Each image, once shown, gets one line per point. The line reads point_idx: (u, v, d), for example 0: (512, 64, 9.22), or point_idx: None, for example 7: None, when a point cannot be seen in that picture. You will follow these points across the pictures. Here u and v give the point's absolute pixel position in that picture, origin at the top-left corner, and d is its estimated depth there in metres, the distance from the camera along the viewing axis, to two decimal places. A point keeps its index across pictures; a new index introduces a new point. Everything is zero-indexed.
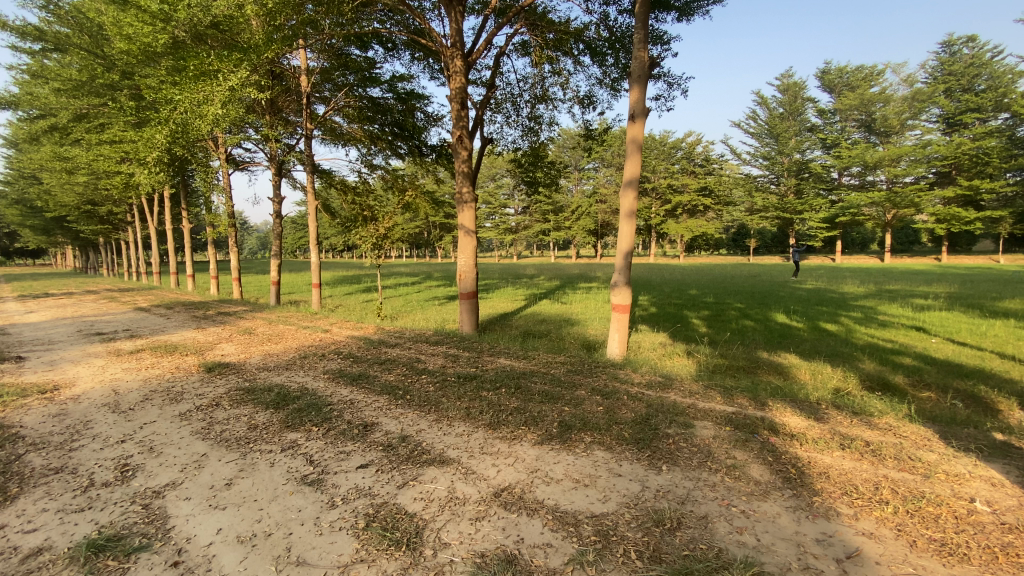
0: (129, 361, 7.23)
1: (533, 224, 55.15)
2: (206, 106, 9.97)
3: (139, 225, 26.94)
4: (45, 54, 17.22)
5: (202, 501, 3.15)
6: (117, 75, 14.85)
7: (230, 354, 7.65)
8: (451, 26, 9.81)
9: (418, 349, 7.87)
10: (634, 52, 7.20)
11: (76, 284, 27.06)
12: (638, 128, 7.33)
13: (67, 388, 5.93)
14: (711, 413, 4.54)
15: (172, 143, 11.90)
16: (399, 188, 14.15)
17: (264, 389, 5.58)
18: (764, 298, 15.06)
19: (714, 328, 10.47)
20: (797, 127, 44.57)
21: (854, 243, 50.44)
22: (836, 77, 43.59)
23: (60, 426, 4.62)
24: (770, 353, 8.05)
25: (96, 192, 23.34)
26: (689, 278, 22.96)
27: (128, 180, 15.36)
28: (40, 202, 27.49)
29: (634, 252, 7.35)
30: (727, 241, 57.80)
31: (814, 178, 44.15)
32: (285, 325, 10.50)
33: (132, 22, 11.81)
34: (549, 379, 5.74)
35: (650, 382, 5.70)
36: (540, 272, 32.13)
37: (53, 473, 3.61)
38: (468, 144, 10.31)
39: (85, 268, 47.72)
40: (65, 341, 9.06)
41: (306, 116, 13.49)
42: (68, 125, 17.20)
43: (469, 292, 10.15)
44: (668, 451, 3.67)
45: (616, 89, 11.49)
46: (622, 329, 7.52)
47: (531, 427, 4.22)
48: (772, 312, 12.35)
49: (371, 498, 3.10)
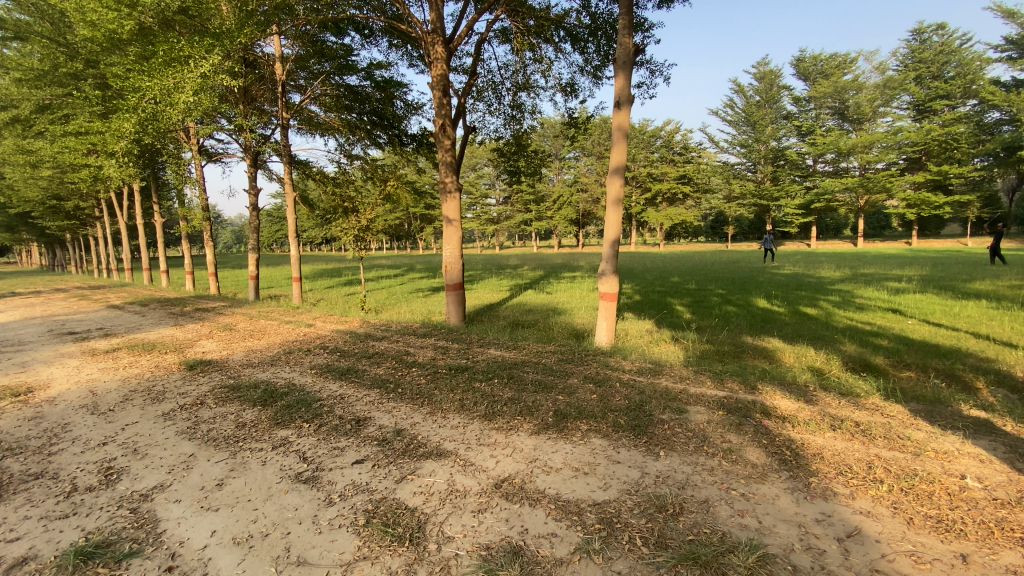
0: (105, 361, 6.99)
1: (514, 214, 55.05)
2: (177, 94, 9.58)
3: (108, 220, 26.01)
4: (6, 43, 16.20)
5: (193, 503, 3.05)
6: (81, 64, 14.32)
7: (212, 351, 7.45)
8: (432, 12, 9.60)
9: (406, 341, 7.78)
10: (619, 39, 7.15)
11: (42, 282, 26.09)
12: (623, 115, 7.30)
13: (42, 389, 5.70)
14: (703, 397, 4.58)
15: (142, 133, 11.43)
16: (379, 179, 13.89)
17: (250, 386, 5.45)
18: (745, 284, 15.32)
19: (698, 314, 10.63)
20: (773, 114, 45.18)
21: (828, 229, 51.65)
22: (810, 65, 44.16)
23: (37, 429, 4.43)
24: (755, 338, 8.17)
25: (62, 186, 22.40)
26: (671, 266, 23.20)
27: (96, 174, 14.81)
28: (2, 197, 26.33)
29: (620, 240, 7.34)
30: (706, 229, 58.65)
31: (790, 165, 44.93)
32: (266, 321, 10.28)
33: (95, 8, 11.28)
34: (541, 368, 5.73)
35: (641, 368, 5.74)
36: (523, 262, 32.21)
37: (33, 479, 3.46)
38: (451, 132, 10.14)
39: (51, 267, 46.00)
40: (35, 342, 8.73)
41: (281, 105, 13.09)
42: (29, 117, 16.43)
43: (456, 283, 10.09)
44: (664, 437, 3.69)
45: (598, 77, 11.42)
46: (610, 317, 7.53)
47: (526, 417, 4.20)
48: (753, 297, 12.56)
49: (370, 494, 3.04)
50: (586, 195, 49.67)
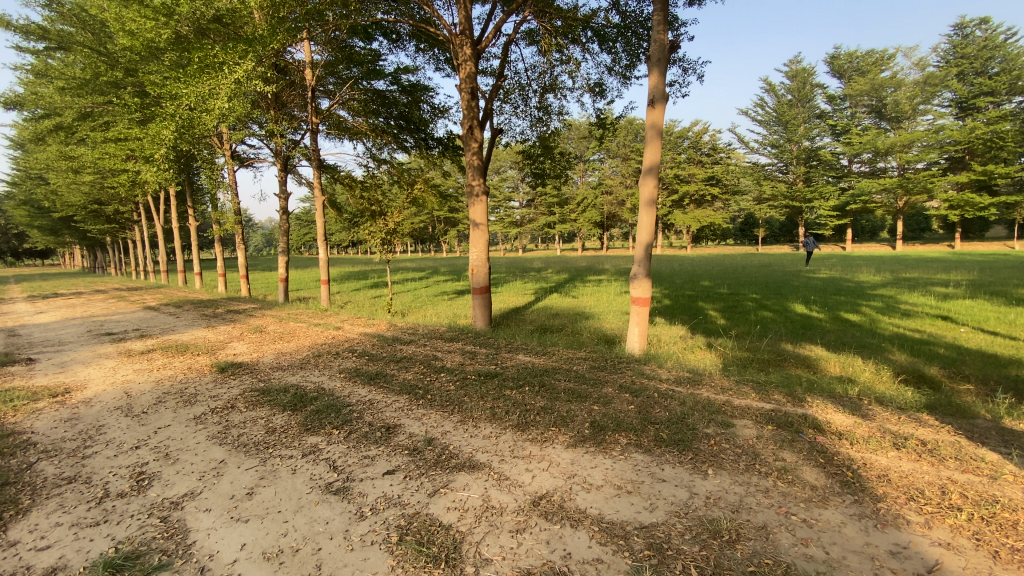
0: (140, 362, 7.09)
1: (537, 217, 54.86)
2: (212, 100, 9.77)
3: (145, 223, 26.88)
4: (50, 54, 16.86)
5: (223, 513, 2.97)
6: (120, 72, 14.82)
7: (242, 353, 7.49)
8: (460, 13, 9.54)
9: (434, 345, 7.68)
10: (653, 35, 6.93)
11: (85, 283, 27.15)
12: (658, 113, 7.08)
13: (79, 390, 5.78)
14: (750, 410, 4.33)
15: (179, 140, 11.69)
16: (406, 183, 13.93)
17: (280, 390, 5.41)
18: (780, 288, 14.78)
19: (733, 319, 10.26)
20: (805, 113, 43.93)
21: (864, 231, 49.89)
22: (846, 62, 42.69)
23: (73, 431, 4.47)
24: (794, 346, 7.80)
25: (102, 192, 23.23)
26: (700, 270, 22.63)
27: (134, 179, 15.25)
28: (48, 202, 27.49)
29: (654, 243, 7.10)
30: (734, 231, 57.48)
31: (824, 166, 43.49)
32: (295, 323, 10.35)
33: (134, 18, 11.63)
34: (573, 376, 5.53)
35: (679, 378, 5.48)
36: (548, 265, 32.11)
37: (66, 483, 3.45)
38: (479, 135, 10.00)
39: (93, 268, 47.98)
40: (75, 342, 8.96)
41: (311, 111, 13.25)
42: (72, 124, 17.07)
43: (482, 286, 9.96)
44: (712, 454, 3.45)
45: (627, 77, 11.19)
46: (643, 323, 7.28)
47: (561, 428, 4.02)
48: (790, 302, 12.07)
49: (402, 508, 2.92)
50: (611, 198, 49.12)
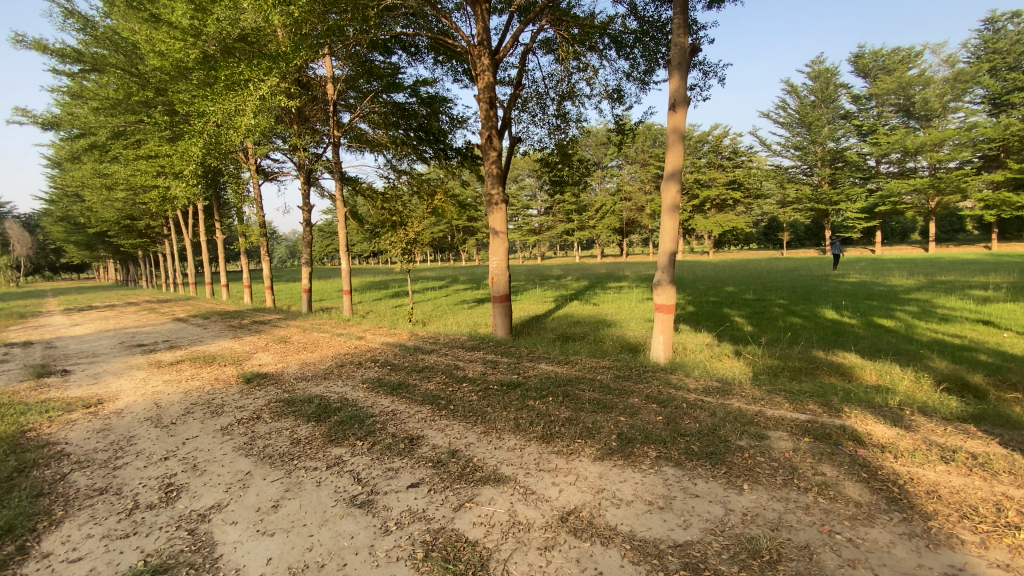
0: (170, 373, 7.23)
1: (556, 224, 54.76)
2: (239, 117, 10.00)
3: (174, 237, 27.69)
4: (85, 76, 17.55)
5: (249, 526, 2.96)
6: (152, 92, 15.34)
7: (268, 364, 7.58)
8: (478, 24, 9.60)
9: (455, 355, 7.65)
10: (674, 39, 6.86)
11: (119, 296, 28.07)
12: (679, 118, 6.98)
13: (111, 402, 5.90)
14: (784, 421, 4.16)
15: (207, 156, 12.00)
16: (426, 193, 14.04)
17: (304, 401, 5.44)
18: (808, 293, 14.37)
19: (760, 326, 10.00)
20: (829, 114, 43.19)
21: (894, 234, 48.42)
22: (870, 62, 41.89)
23: (105, 442, 4.56)
24: (827, 353, 7.53)
25: (134, 207, 24.02)
26: (724, 275, 22.22)
27: (165, 194, 15.72)
28: (83, 218, 28.57)
29: (678, 249, 6.96)
30: (758, 236, 56.52)
31: (850, 167, 42.44)
32: (319, 333, 10.46)
33: (163, 39, 12.04)
34: (597, 386, 5.41)
35: (707, 388, 5.31)
36: (568, 273, 31.96)
37: (97, 494, 3.50)
38: (498, 143, 10.00)
39: (126, 281, 49.71)
40: (108, 354, 9.20)
41: (332, 124, 13.48)
42: (106, 143, 17.71)
43: (502, 295, 9.91)
44: (746, 467, 3.32)
45: (646, 82, 11.09)
46: (668, 331, 7.12)
47: (587, 440, 3.92)
48: (820, 308, 11.72)
49: (427, 523, 2.86)
50: (630, 204, 48.78)
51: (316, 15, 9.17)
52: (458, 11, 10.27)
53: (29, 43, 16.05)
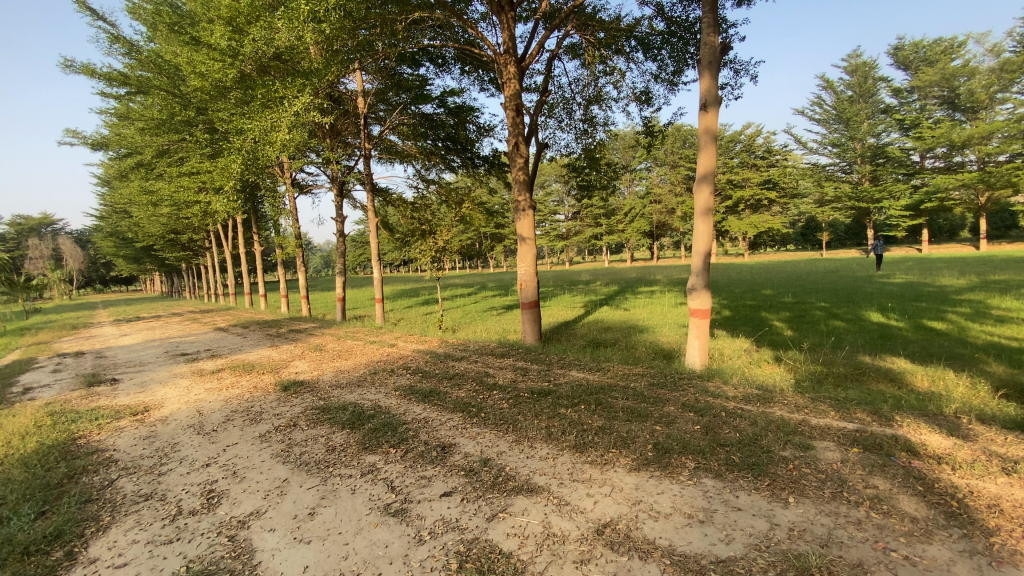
0: (211, 381, 7.48)
1: (584, 229, 54.42)
2: (275, 132, 10.36)
3: (215, 249, 28.84)
4: (131, 98, 18.50)
5: (286, 534, 3.01)
6: (193, 111, 16.06)
7: (304, 372, 7.75)
8: (504, 33, 9.67)
9: (485, 362, 7.65)
10: (703, 38, 6.73)
11: (165, 307, 29.37)
12: (711, 118, 6.83)
13: (156, 409, 6.14)
14: (830, 431, 3.97)
15: (245, 172, 12.45)
16: (454, 202, 14.19)
17: (339, 408, 5.52)
18: (851, 296, 13.76)
19: (801, 330, 9.63)
20: (869, 109, 41.89)
21: (941, 231, 46.07)
22: (911, 53, 40.33)
23: (151, 448, 4.73)
24: (874, 358, 7.18)
25: (177, 221, 25.14)
26: (760, 278, 21.58)
27: (206, 209, 16.39)
28: (132, 233, 30.08)
29: (712, 253, 6.79)
30: (794, 236, 54.77)
31: (892, 163, 40.66)
32: (352, 341, 10.66)
33: (203, 61, 12.59)
34: (631, 394, 5.29)
35: (747, 395, 5.12)
36: (598, 278, 31.71)
37: (143, 500, 3.63)
38: (525, 150, 9.99)
39: (170, 293, 52.03)
40: (154, 363, 9.60)
41: (363, 137, 13.79)
42: (152, 161, 18.61)
43: (531, 301, 9.88)
44: (791, 479, 3.17)
45: (674, 83, 10.93)
46: (703, 336, 6.93)
47: (622, 450, 3.83)
48: (864, 310, 11.21)
49: (460, 533, 2.84)
50: (660, 207, 48.07)
51: (347, 31, 9.32)
52: (484, 20, 10.37)
53: (81, 69, 17.01)
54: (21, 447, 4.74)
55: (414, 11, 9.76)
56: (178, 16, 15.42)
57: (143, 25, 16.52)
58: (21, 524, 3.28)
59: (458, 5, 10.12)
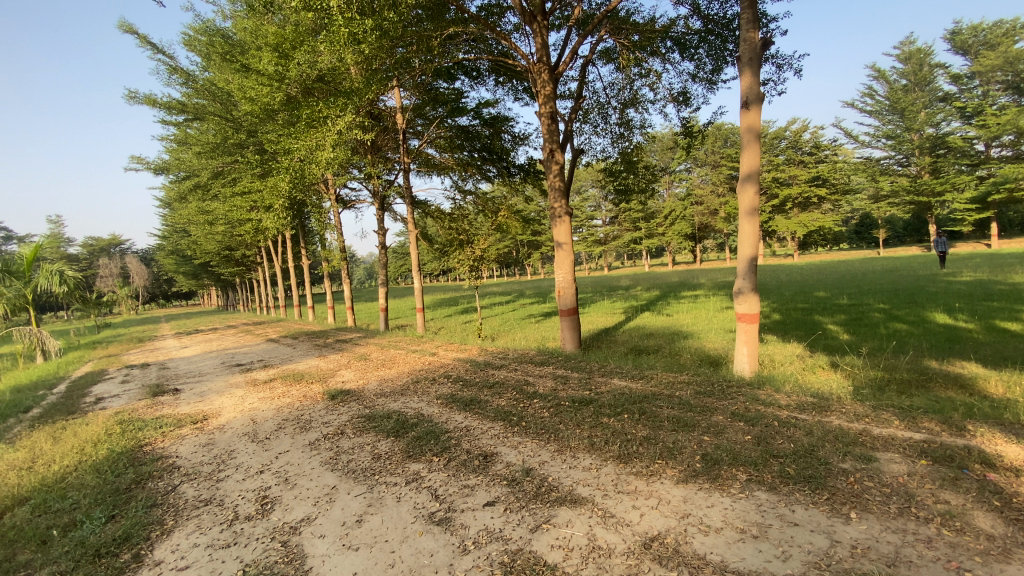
0: (264, 391, 7.80)
1: (622, 233, 53.76)
2: (320, 151, 10.81)
3: (266, 264, 30.26)
4: (189, 124, 19.73)
5: (336, 540, 3.09)
6: (244, 134, 16.99)
7: (350, 381, 7.98)
8: (537, 41, 9.73)
9: (525, 370, 7.63)
10: (743, 34, 6.56)
11: (221, 319, 31.00)
12: (753, 116, 6.62)
13: (214, 418, 6.46)
14: (894, 442, 3.72)
15: (293, 190, 13.02)
16: (491, 211, 14.36)
17: (384, 417, 5.63)
18: (913, 296, 12.92)
19: (859, 334, 9.12)
20: (926, 98, 39.55)
21: (1013, 225, 42.70)
22: (969, 37, 37.78)
23: (209, 455, 4.98)
24: (940, 363, 6.70)
25: (231, 239, 26.53)
26: (812, 279, 20.62)
27: (257, 226, 17.25)
28: (191, 251, 32.02)
29: (758, 254, 6.56)
30: (847, 235, 52.18)
31: (954, 153, 38.08)
32: (395, 350, 10.90)
33: (253, 86, 13.29)
34: (676, 403, 5.14)
35: (800, 404, 4.87)
36: (638, 282, 31.26)
37: (203, 505, 3.81)
38: (560, 157, 9.96)
39: (226, 306, 54.96)
40: (212, 373, 10.12)
41: (403, 152, 14.17)
42: (208, 182, 19.77)
43: (570, 308, 9.81)
44: (852, 494, 2.99)
45: (713, 82, 10.67)
46: (752, 342, 6.68)
47: (668, 461, 3.72)
48: (928, 312, 10.49)
49: (504, 543, 2.84)
50: (701, 208, 46.88)
51: (385, 50, 9.62)
52: (517, 31, 10.50)
53: (144, 99, 18.31)
54: (94, 454, 5.09)
55: (449, 26, 10.01)
56: (229, 45, 16.37)
57: (198, 55, 17.62)
58: (94, 527, 3.51)
59: (491, 17, 10.29)
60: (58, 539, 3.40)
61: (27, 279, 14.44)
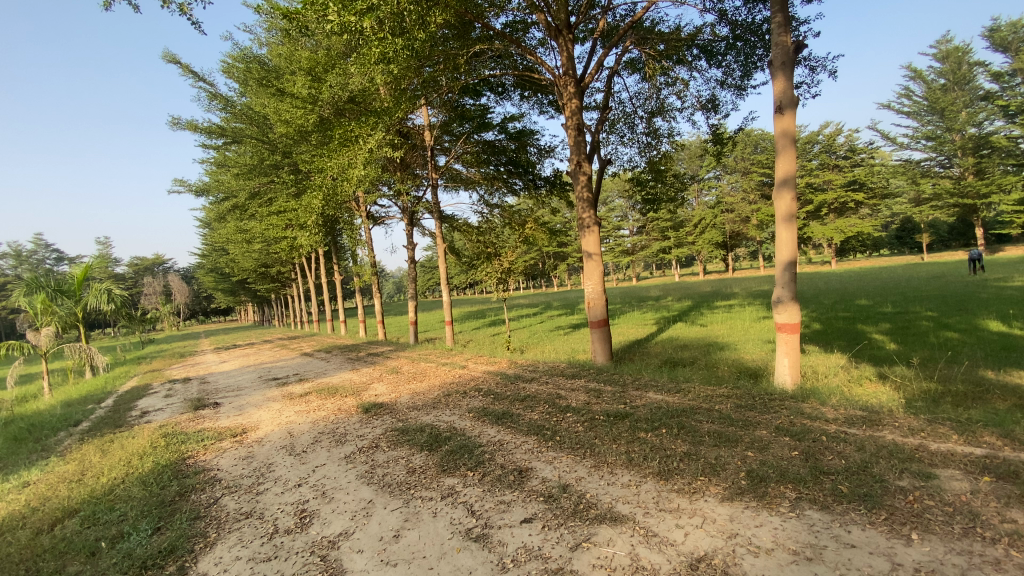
0: (300, 404, 7.94)
1: (650, 243, 53.11)
2: (351, 169, 11.08)
3: (299, 280, 31.09)
4: (227, 147, 20.57)
5: (374, 555, 3.08)
6: (279, 156, 17.66)
7: (383, 394, 8.04)
8: (562, 55, 9.80)
9: (556, 383, 7.54)
10: (775, 39, 6.46)
11: (257, 335, 31.92)
12: (788, 120, 6.47)
13: (253, 431, 6.61)
14: (954, 457, 3.49)
15: (325, 207, 13.35)
16: (518, 224, 14.42)
17: (417, 430, 5.64)
18: (963, 303, 12.28)
19: (907, 344, 8.70)
20: (967, 96, 38.03)
21: None
22: (1011, 33, 36.24)
23: (249, 468, 5.08)
24: (999, 373, 6.31)
25: (267, 256, 27.40)
26: (851, 287, 19.88)
27: (291, 243, 17.77)
28: (229, 269, 33.23)
29: (798, 261, 6.34)
30: (888, 240, 50.33)
31: (999, 153, 36.36)
32: (426, 363, 10.96)
33: (288, 109, 13.79)
34: (716, 417, 4.98)
35: (849, 418, 4.65)
36: (669, 293, 30.76)
37: (244, 518, 3.88)
38: (587, 167, 9.92)
39: (261, 321, 56.57)
40: (250, 387, 10.37)
41: (431, 168, 14.39)
42: (245, 202, 20.53)
43: (600, 320, 9.68)
44: (912, 513, 2.80)
45: (742, 88, 10.51)
46: (793, 352, 6.45)
47: (711, 477, 3.59)
48: (981, 319, 9.94)
49: (544, 562, 2.78)
50: (731, 216, 45.94)
51: (413, 70, 9.84)
52: (542, 45, 10.60)
53: (186, 125, 19.22)
54: (140, 467, 5.26)
55: (475, 44, 10.22)
56: (265, 71, 17.06)
57: (236, 81, 18.42)
58: (140, 540, 3.60)
59: (516, 33, 10.41)
60: (106, 550, 3.50)
61: (78, 297, 15.29)
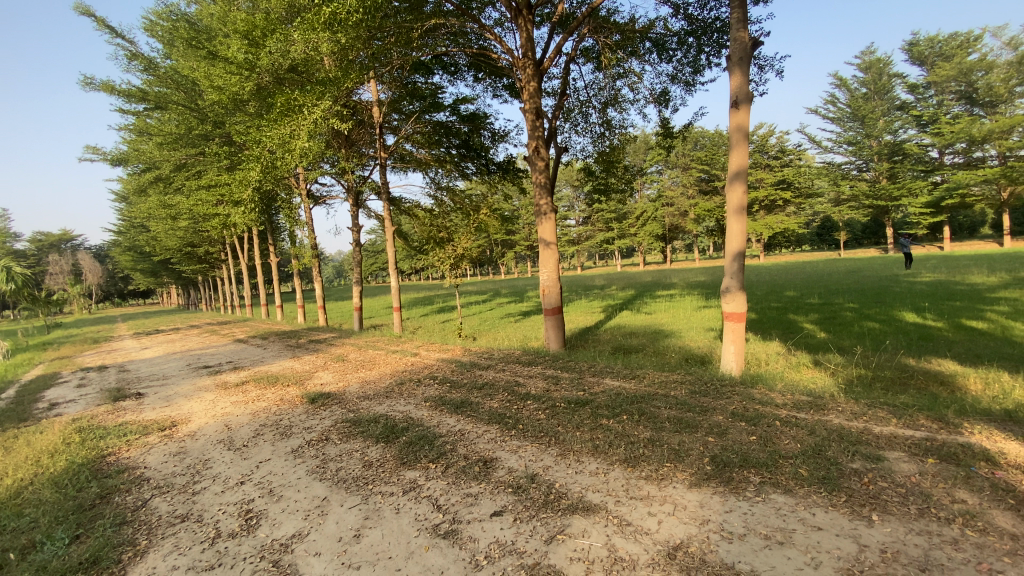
0: (237, 394, 7.39)
1: (595, 233, 54.27)
2: (293, 141, 10.30)
3: (230, 261, 29.17)
4: (149, 113, 18.71)
5: (334, 558, 2.85)
6: (209, 126, 16.33)
7: (329, 383, 7.64)
8: (521, 35, 9.57)
9: (513, 370, 7.44)
10: (732, 34, 6.56)
11: (182, 319, 29.69)
12: (742, 115, 6.64)
13: (184, 424, 6.05)
14: (897, 440, 3.72)
15: (262, 182, 12.40)
16: (469, 209, 14.15)
17: (370, 421, 5.36)
18: (880, 296, 13.36)
19: (834, 333, 9.35)
20: (884, 106, 41.37)
21: (961, 230, 44.90)
22: (926, 48, 39.60)
23: (181, 466, 4.62)
24: (919, 360, 6.87)
25: (194, 234, 25.39)
26: (781, 280, 21.15)
27: (224, 222, 16.47)
28: (149, 248, 30.57)
29: (746, 252, 6.56)
30: (810, 237, 54.42)
31: (910, 159, 39.80)
32: (374, 350, 10.55)
33: (221, 75, 12.71)
34: (674, 403, 5.08)
35: (797, 403, 4.88)
36: (614, 282, 31.57)
37: (179, 522, 3.49)
38: (545, 153, 9.78)
39: (186, 305, 52.75)
40: (177, 376, 9.55)
41: (379, 147, 13.75)
42: (170, 175, 18.84)
43: (554, 307, 9.66)
44: (869, 495, 2.94)
45: (692, 84, 10.76)
46: (739, 340, 6.70)
47: (677, 464, 3.62)
48: (898, 311, 10.84)
49: (520, 557, 2.67)
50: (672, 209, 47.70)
51: (362, 40, 9.20)
52: (499, 25, 10.32)
53: (101, 86, 17.29)
54: (50, 466, 4.65)
55: (429, 18, 9.74)
56: (195, 31, 15.56)
57: (160, 41, 16.74)
58: (56, 549, 3.16)
59: (472, 11, 10.07)
60: (15, 564, 3.04)
61: None
